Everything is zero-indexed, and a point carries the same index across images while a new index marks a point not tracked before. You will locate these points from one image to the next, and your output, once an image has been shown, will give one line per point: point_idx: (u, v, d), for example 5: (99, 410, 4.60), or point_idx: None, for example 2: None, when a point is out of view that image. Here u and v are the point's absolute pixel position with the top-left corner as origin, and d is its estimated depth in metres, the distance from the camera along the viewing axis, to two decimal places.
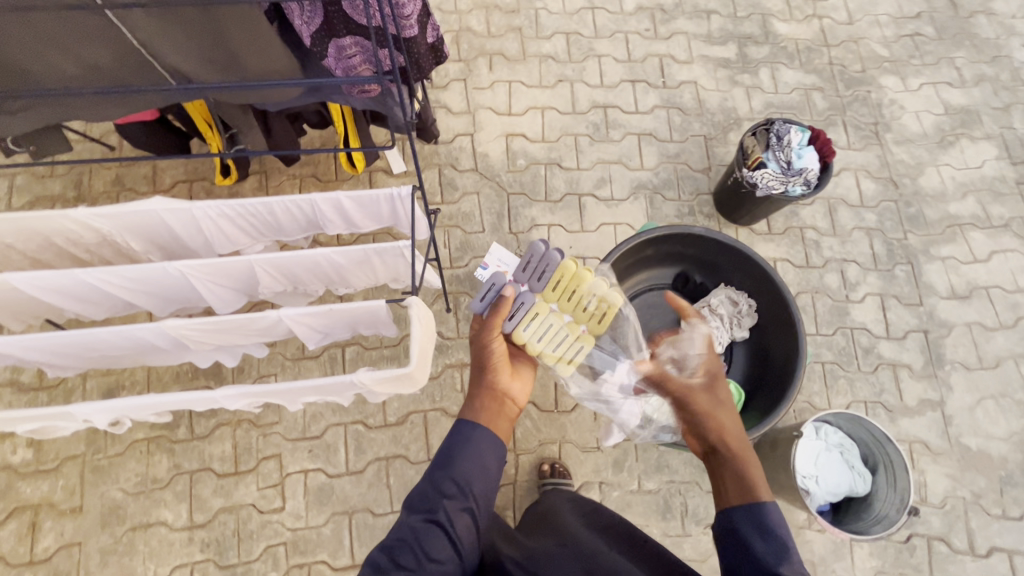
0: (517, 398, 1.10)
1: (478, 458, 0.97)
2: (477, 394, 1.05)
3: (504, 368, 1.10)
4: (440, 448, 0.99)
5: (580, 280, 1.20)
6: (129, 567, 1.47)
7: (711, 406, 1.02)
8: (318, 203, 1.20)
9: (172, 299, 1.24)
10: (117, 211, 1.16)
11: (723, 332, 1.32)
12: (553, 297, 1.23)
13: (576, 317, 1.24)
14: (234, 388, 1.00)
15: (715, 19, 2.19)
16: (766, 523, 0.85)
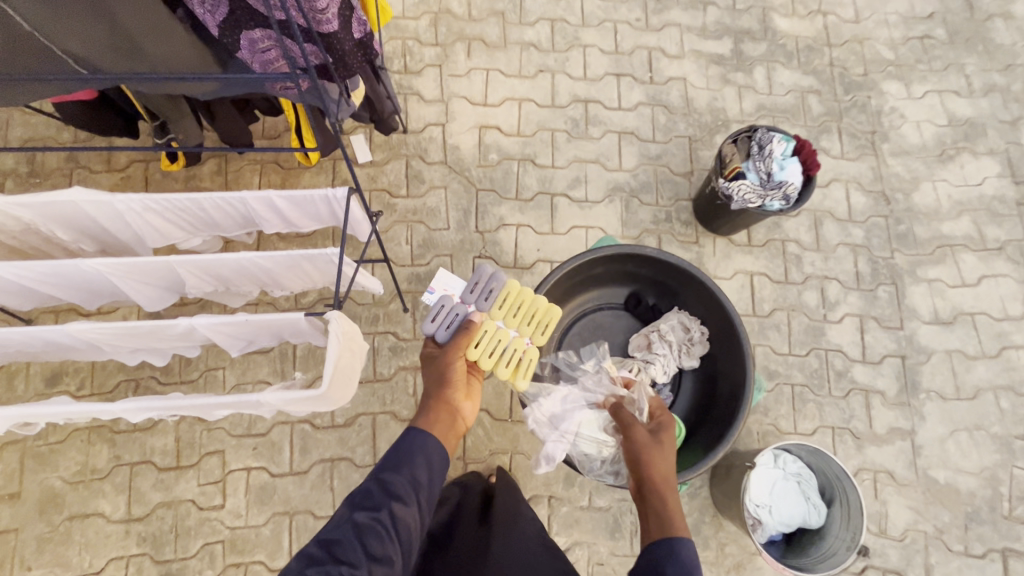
0: (468, 418, 1.07)
1: (429, 467, 0.93)
2: (434, 406, 1.01)
3: (462, 387, 1.08)
4: (389, 450, 0.93)
5: (525, 292, 1.19)
6: (64, 557, 1.45)
7: (648, 442, 0.99)
8: (249, 202, 1.14)
9: (96, 295, 1.19)
10: (36, 202, 1.11)
11: (672, 360, 1.26)
12: (500, 313, 1.18)
13: (524, 329, 1.19)
14: (134, 401, 0.95)
15: (711, 11, 2.06)
16: (679, 556, 0.79)
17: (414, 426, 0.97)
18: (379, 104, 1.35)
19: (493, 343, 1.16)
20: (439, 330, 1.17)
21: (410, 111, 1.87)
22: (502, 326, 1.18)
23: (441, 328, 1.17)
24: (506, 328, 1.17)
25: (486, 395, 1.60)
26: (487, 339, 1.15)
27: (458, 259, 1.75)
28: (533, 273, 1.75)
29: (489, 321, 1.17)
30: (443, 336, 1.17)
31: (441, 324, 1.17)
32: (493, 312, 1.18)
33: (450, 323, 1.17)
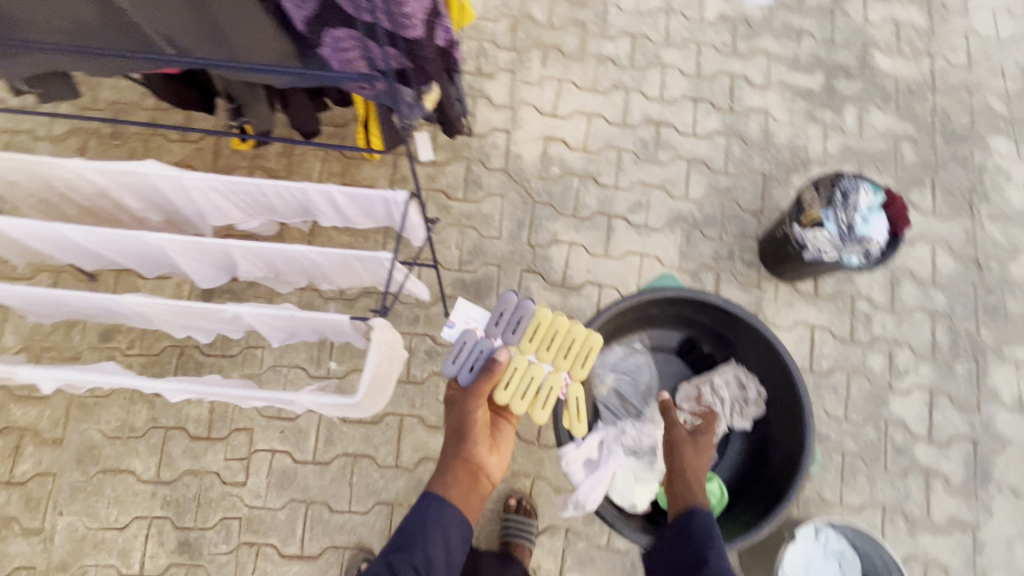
0: (493, 471, 1.09)
1: (447, 541, 1.00)
2: (453, 467, 1.04)
3: (484, 443, 1.08)
4: (408, 521, 1.01)
5: (551, 321, 1.16)
6: (93, 508, 1.50)
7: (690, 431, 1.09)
8: (310, 193, 1.14)
9: (155, 266, 1.21)
10: (109, 168, 1.13)
11: (722, 418, 1.16)
12: (529, 347, 1.17)
13: (557, 362, 1.16)
14: (173, 383, 0.98)
15: (805, 42, 1.95)
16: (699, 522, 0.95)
17: (433, 491, 1.02)
18: (448, 107, 1.31)
19: (526, 382, 1.13)
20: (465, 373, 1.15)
21: (477, 114, 1.85)
22: (532, 362, 1.15)
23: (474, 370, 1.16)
24: (538, 363, 1.15)
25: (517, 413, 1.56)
26: (518, 379, 1.13)
27: (506, 270, 1.71)
28: (580, 295, 1.69)
29: (519, 358, 1.15)
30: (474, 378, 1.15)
31: (468, 366, 1.15)
32: (523, 346, 1.17)
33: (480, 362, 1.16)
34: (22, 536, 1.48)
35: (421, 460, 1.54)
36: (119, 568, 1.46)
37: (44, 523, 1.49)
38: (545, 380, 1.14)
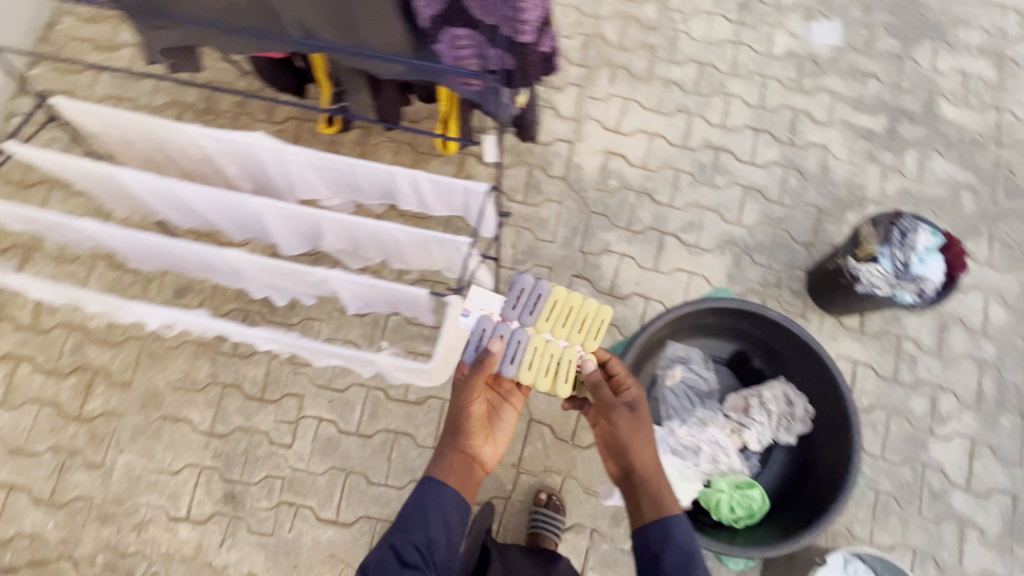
0: (487, 460, 1.16)
1: (446, 521, 1.06)
2: (450, 455, 1.10)
3: (479, 433, 1.14)
4: (406, 506, 1.06)
5: (563, 297, 1.18)
6: (151, 451, 1.60)
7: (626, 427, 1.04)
8: (397, 177, 1.22)
9: (246, 229, 1.32)
10: (223, 137, 1.24)
11: (766, 430, 1.14)
12: (545, 325, 1.18)
13: (574, 337, 1.18)
14: (267, 334, 1.07)
15: (871, 84, 1.99)
16: (674, 543, 0.95)
17: (430, 477, 1.08)
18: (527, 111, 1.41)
19: (545, 358, 1.17)
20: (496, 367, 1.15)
21: (543, 123, 1.93)
22: (551, 340, 1.17)
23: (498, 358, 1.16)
24: (555, 341, 1.18)
25: (554, 411, 1.62)
26: (538, 357, 1.17)
27: (557, 274, 1.77)
28: (626, 304, 1.74)
29: (537, 337, 1.17)
30: (506, 368, 1.15)
31: (503, 358, 1.15)
32: (538, 326, 1.18)
33: (507, 351, 1.15)
34: (84, 468, 1.58)
35: None
36: (168, 509, 1.55)
37: (106, 459, 1.59)
38: (564, 355, 1.17)
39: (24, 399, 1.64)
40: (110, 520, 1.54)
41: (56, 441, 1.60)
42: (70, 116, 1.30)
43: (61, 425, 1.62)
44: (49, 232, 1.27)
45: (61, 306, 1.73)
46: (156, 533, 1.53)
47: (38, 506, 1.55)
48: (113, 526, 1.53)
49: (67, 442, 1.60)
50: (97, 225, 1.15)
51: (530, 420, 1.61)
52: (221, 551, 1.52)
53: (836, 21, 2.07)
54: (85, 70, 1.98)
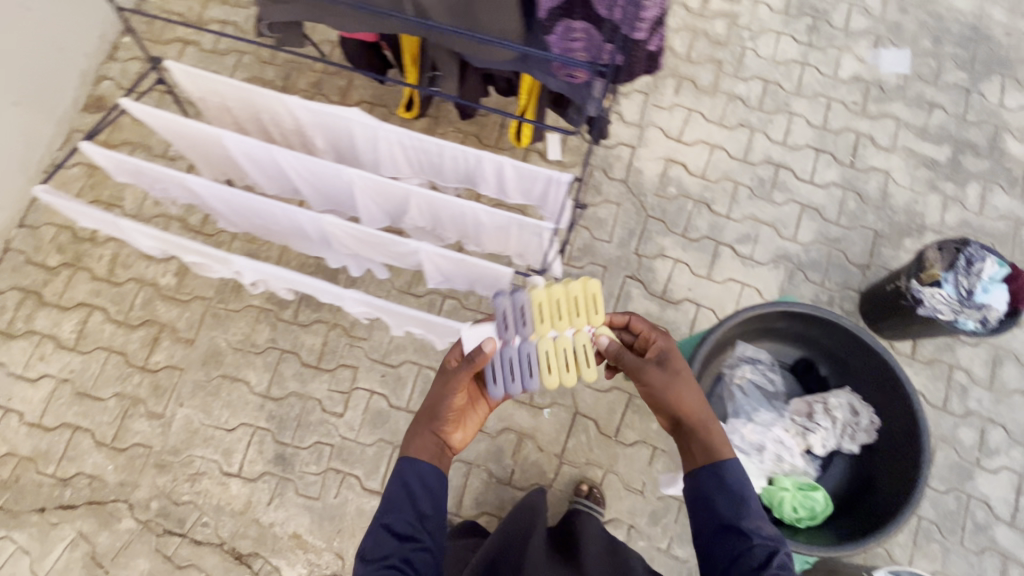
0: (458, 445, 1.10)
1: (429, 494, 0.99)
2: (419, 433, 1.04)
3: (453, 419, 1.07)
4: (387, 490, 0.99)
5: (544, 294, 1.07)
6: (209, 407, 1.66)
7: (662, 378, 1.02)
8: (484, 162, 1.27)
9: (331, 200, 1.37)
10: (319, 109, 1.30)
11: (831, 437, 1.11)
12: (543, 329, 1.08)
13: (575, 321, 1.09)
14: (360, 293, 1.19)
15: (937, 114, 2.00)
16: (727, 484, 0.92)
17: (408, 458, 1.01)
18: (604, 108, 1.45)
19: (562, 355, 1.09)
20: (516, 386, 1.08)
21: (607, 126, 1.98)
22: (558, 338, 1.08)
23: (519, 377, 1.09)
24: (562, 336, 1.08)
25: (600, 406, 1.65)
26: (555, 358, 1.08)
27: (611, 273, 1.81)
28: (678, 309, 1.77)
29: (544, 342, 1.08)
30: (529, 384, 1.08)
31: (520, 379, 1.08)
32: (538, 333, 1.09)
33: (519, 370, 1.08)
34: (145, 417, 1.65)
35: (504, 430, 1.63)
36: (221, 464, 1.61)
37: (166, 410, 1.66)
38: (577, 343, 1.09)
39: (94, 346, 1.72)
40: (167, 468, 1.60)
41: (122, 389, 1.68)
42: (178, 79, 1.37)
43: (127, 374, 1.69)
44: (150, 186, 1.35)
45: (134, 261, 1.81)
46: (209, 486, 1.58)
47: (100, 449, 1.61)
48: (168, 475, 1.59)
49: (131, 390, 1.68)
50: (201, 182, 1.22)
51: (576, 412, 1.64)
52: (269, 510, 1.56)
53: (905, 50, 2.09)
54: (173, 42, 2.09)
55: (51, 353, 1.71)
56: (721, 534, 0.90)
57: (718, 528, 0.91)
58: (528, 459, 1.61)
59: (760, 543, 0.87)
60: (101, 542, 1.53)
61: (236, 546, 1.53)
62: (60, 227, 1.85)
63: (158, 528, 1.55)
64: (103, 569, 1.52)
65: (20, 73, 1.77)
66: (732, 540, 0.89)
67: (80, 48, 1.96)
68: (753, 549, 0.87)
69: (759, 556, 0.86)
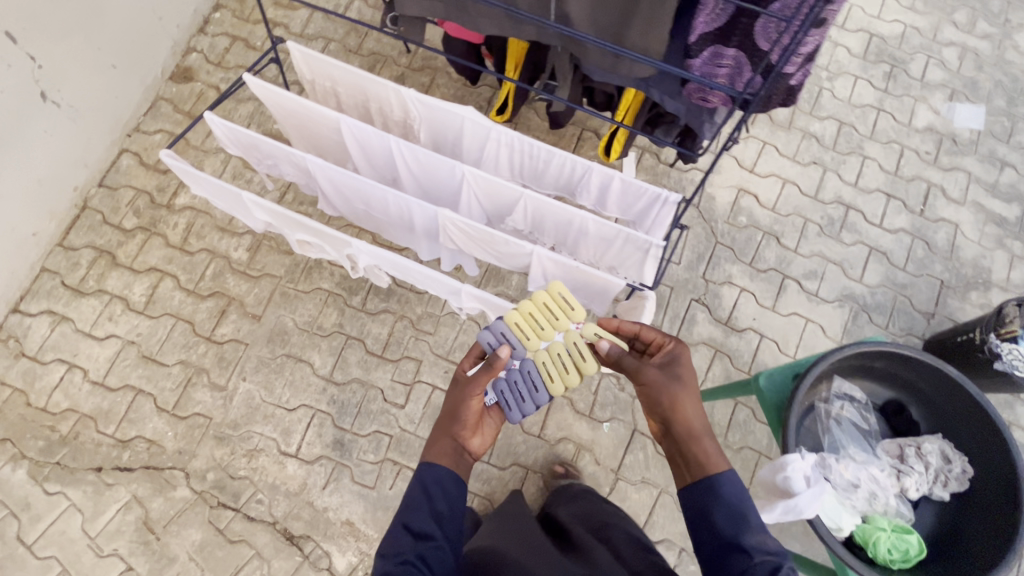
0: (478, 452, 1.05)
1: (447, 496, 0.93)
2: (434, 439, 1.00)
3: (472, 423, 1.03)
4: (404, 493, 0.92)
5: (519, 313, 1.11)
6: (271, 384, 1.66)
7: (663, 382, 0.99)
8: (592, 172, 1.28)
9: (433, 195, 1.39)
10: (435, 104, 1.31)
11: (923, 482, 1.08)
12: (533, 344, 1.11)
13: (558, 325, 1.11)
14: (475, 289, 1.20)
15: (1008, 172, 2.02)
16: (723, 498, 0.87)
17: (426, 461, 0.96)
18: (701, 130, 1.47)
19: (559, 361, 1.10)
20: (527, 404, 1.10)
21: None
22: (549, 347, 1.10)
23: (529, 396, 1.11)
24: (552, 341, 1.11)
25: None
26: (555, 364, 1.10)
27: (677, 295, 1.82)
28: (741, 337, 1.78)
29: (539, 353, 1.11)
30: (541, 398, 1.11)
31: (529, 398, 1.10)
32: (529, 349, 1.11)
33: (524, 390, 1.10)
34: (208, 388, 1.65)
35: (562, 439, 1.64)
36: (279, 443, 1.61)
37: (228, 383, 1.66)
38: (569, 344, 1.11)
39: (162, 311, 1.73)
40: (225, 441, 1.60)
41: (186, 357, 1.68)
42: (294, 61, 1.39)
43: (193, 343, 1.70)
44: (258, 161, 1.37)
45: (208, 232, 1.82)
46: (266, 463, 1.58)
47: (161, 415, 1.62)
48: (227, 448, 1.59)
49: (196, 359, 1.68)
50: (320, 163, 1.23)
51: (634, 429, 1.65)
52: (324, 494, 1.56)
53: (980, 106, 2.12)
54: (262, 22, 2.12)
55: (119, 315, 1.72)
56: (720, 554, 0.84)
57: (716, 544, 0.85)
58: (584, 471, 1.61)
59: (761, 561, 0.81)
60: (155, 508, 1.54)
61: (289, 527, 1.53)
62: (138, 191, 1.87)
63: (213, 500, 1.55)
64: (154, 536, 1.52)
65: (123, 39, 1.81)
66: (731, 559, 0.83)
67: (175, 18, 1.99)
68: (755, 566, 0.80)
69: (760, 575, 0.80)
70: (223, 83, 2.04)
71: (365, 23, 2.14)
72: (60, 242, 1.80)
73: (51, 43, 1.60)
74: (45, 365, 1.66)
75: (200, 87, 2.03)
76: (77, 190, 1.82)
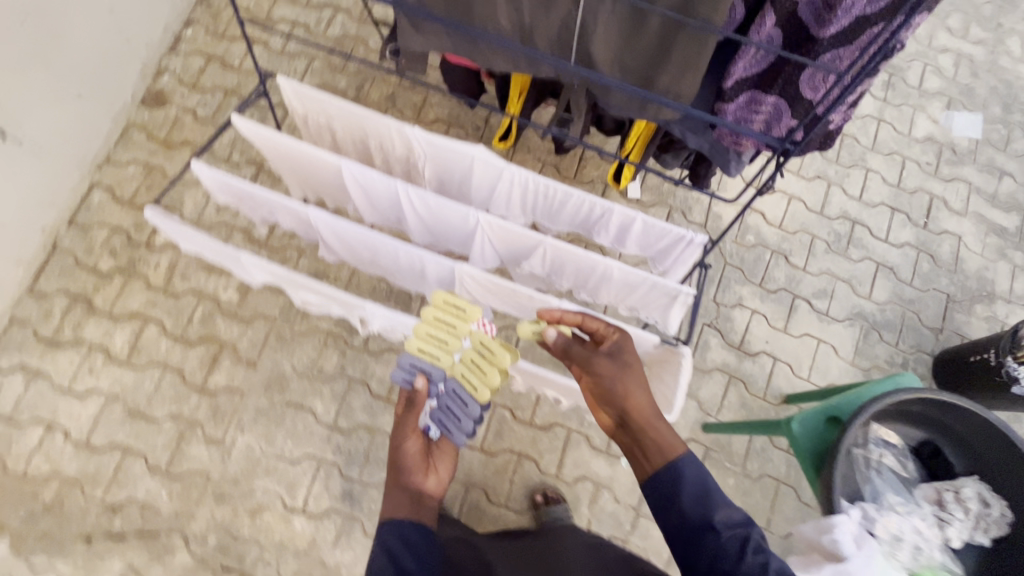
0: (439, 491, 1.01)
1: (412, 549, 0.91)
2: (388, 494, 0.97)
3: (419, 463, 1.00)
4: (370, 561, 0.89)
5: (418, 337, 1.04)
6: (272, 435, 1.57)
7: (615, 372, 0.97)
8: (612, 213, 1.22)
9: (441, 238, 1.31)
10: (443, 143, 1.22)
11: (966, 529, 1.05)
12: (447, 361, 1.03)
13: (458, 334, 1.03)
14: None
15: (1006, 181, 2.03)
16: (686, 480, 0.88)
17: (384, 522, 0.93)
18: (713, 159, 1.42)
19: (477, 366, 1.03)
20: (465, 422, 1.04)
21: None
22: (461, 357, 1.03)
23: (464, 414, 1.03)
24: (459, 349, 1.03)
25: None
26: (475, 371, 1.02)
27: (689, 321, 1.78)
28: (755, 361, 1.75)
29: (457, 367, 1.03)
30: (475, 411, 1.03)
31: (463, 416, 1.03)
32: (446, 368, 1.04)
33: (455, 410, 1.03)
34: (203, 442, 1.55)
35: (580, 477, 1.59)
36: (284, 498, 1.52)
37: (225, 436, 1.56)
38: (477, 346, 1.02)
39: (148, 361, 1.62)
40: (225, 500, 1.51)
41: (177, 410, 1.58)
42: (284, 96, 1.28)
43: (184, 394, 1.59)
44: (251, 209, 1.26)
45: (193, 272, 1.71)
46: (271, 521, 1.50)
47: (153, 474, 1.52)
48: (228, 507, 1.50)
49: (188, 412, 1.58)
50: (324, 217, 1.15)
51: None
52: (335, 550, 1.49)
53: (977, 114, 2.12)
54: (239, 39, 1.98)
55: (100, 367, 1.60)
56: (693, 534, 0.85)
57: (685, 525, 0.86)
58: (604, 510, 1.57)
59: (730, 535, 0.83)
60: None
61: None
62: (114, 229, 1.74)
63: (216, 565, 1.46)
64: None
65: (87, 65, 1.66)
66: (703, 539, 0.84)
67: (144, 39, 1.85)
68: (727, 543, 0.83)
69: (732, 549, 0.82)
70: (200, 107, 1.90)
71: (350, 39, 2.02)
72: (29, 288, 1.66)
73: (7, 77, 1.44)
74: (21, 427, 1.54)
75: (175, 112, 1.89)
76: (46, 232, 1.68)
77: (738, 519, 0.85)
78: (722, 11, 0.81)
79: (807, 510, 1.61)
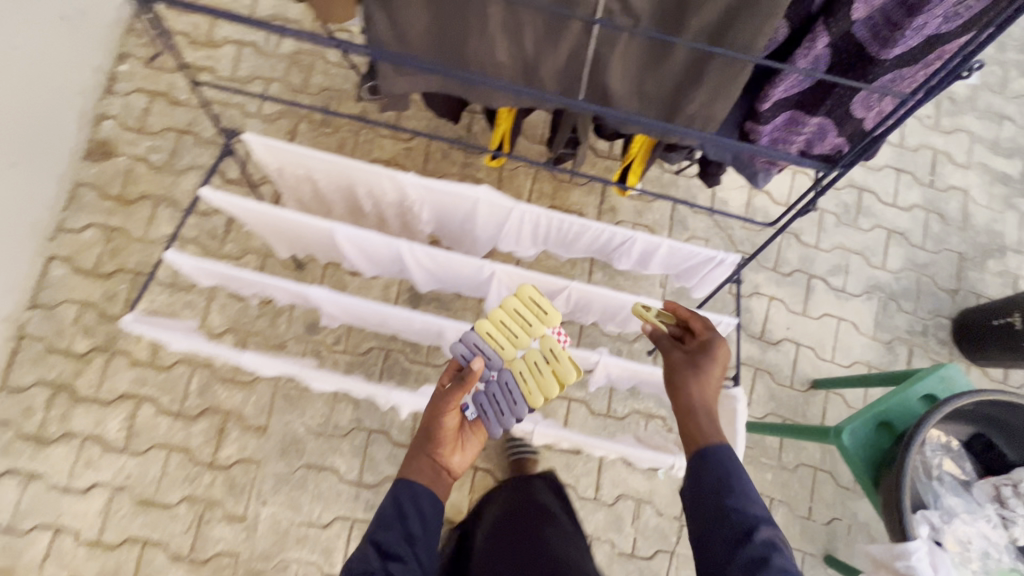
0: (459, 469, 0.93)
1: (422, 516, 0.84)
2: (409, 452, 0.90)
3: (450, 438, 0.92)
4: (377, 509, 0.84)
5: (491, 321, 0.98)
6: (297, 502, 1.49)
7: (683, 366, 0.89)
8: (634, 241, 1.13)
9: (451, 286, 1.21)
10: (441, 188, 1.10)
11: None
12: (510, 353, 0.97)
13: (530, 333, 0.97)
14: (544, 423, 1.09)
15: (1007, 126, 1.98)
16: (710, 470, 0.80)
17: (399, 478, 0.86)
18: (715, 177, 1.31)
19: (538, 372, 0.97)
20: (508, 417, 0.95)
21: None
22: (526, 355, 0.97)
23: (508, 411, 0.96)
24: (528, 346, 0.98)
25: None
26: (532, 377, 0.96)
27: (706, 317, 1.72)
28: (778, 349, 1.71)
29: (518, 362, 0.97)
30: (521, 411, 0.96)
31: (507, 411, 0.95)
32: (506, 359, 0.97)
33: (502, 403, 0.95)
34: (224, 521, 1.47)
35: (620, 496, 1.56)
36: (321, 564, 1.46)
37: (247, 511, 1.48)
38: (545, 351, 0.97)
39: (150, 444, 1.50)
40: None
41: (191, 491, 1.48)
42: (253, 152, 1.13)
43: (195, 473, 1.49)
44: (239, 287, 1.14)
45: None
46: None
47: (178, 563, 1.44)
48: None
49: (203, 492, 1.48)
50: (327, 294, 1.04)
51: None
52: None
53: None
54: (182, 70, 1.77)
55: (99, 459, 1.49)
56: (705, 523, 0.78)
57: (698, 509, 0.79)
58: (648, 524, 1.55)
59: (738, 521, 0.75)
60: None
61: None
62: (83, 304, 1.58)
63: None
64: None
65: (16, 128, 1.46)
66: (711, 523, 0.77)
67: (76, 86, 1.64)
68: (733, 527, 0.75)
69: (735, 534, 0.75)
70: (152, 153, 1.72)
71: (305, 53, 1.82)
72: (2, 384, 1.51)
73: None
74: (25, 536, 1.43)
75: (126, 163, 1.70)
76: (7, 320, 1.52)
77: (758, 511, 0.76)
78: (762, 38, 0.74)
79: (845, 492, 1.61)
